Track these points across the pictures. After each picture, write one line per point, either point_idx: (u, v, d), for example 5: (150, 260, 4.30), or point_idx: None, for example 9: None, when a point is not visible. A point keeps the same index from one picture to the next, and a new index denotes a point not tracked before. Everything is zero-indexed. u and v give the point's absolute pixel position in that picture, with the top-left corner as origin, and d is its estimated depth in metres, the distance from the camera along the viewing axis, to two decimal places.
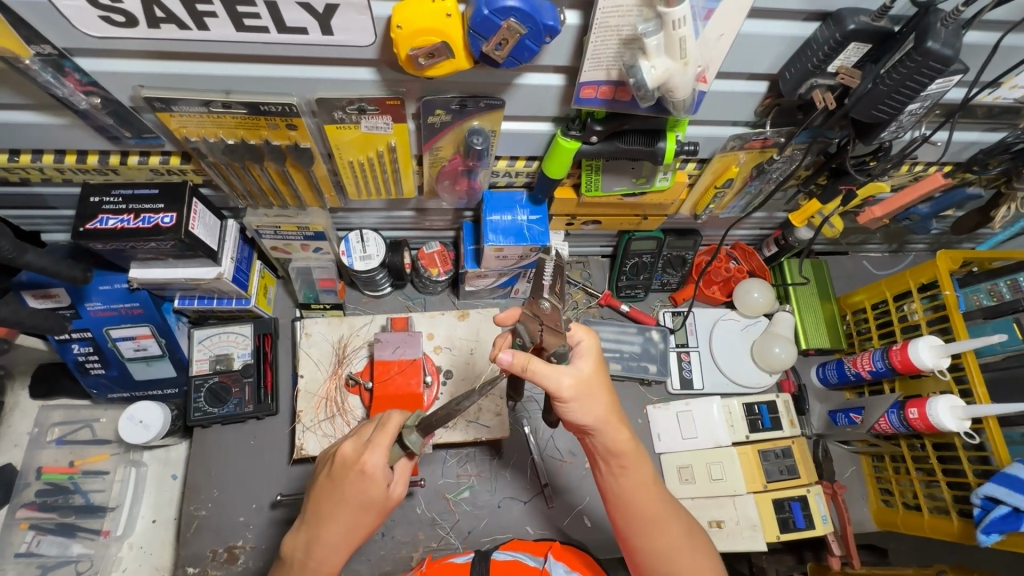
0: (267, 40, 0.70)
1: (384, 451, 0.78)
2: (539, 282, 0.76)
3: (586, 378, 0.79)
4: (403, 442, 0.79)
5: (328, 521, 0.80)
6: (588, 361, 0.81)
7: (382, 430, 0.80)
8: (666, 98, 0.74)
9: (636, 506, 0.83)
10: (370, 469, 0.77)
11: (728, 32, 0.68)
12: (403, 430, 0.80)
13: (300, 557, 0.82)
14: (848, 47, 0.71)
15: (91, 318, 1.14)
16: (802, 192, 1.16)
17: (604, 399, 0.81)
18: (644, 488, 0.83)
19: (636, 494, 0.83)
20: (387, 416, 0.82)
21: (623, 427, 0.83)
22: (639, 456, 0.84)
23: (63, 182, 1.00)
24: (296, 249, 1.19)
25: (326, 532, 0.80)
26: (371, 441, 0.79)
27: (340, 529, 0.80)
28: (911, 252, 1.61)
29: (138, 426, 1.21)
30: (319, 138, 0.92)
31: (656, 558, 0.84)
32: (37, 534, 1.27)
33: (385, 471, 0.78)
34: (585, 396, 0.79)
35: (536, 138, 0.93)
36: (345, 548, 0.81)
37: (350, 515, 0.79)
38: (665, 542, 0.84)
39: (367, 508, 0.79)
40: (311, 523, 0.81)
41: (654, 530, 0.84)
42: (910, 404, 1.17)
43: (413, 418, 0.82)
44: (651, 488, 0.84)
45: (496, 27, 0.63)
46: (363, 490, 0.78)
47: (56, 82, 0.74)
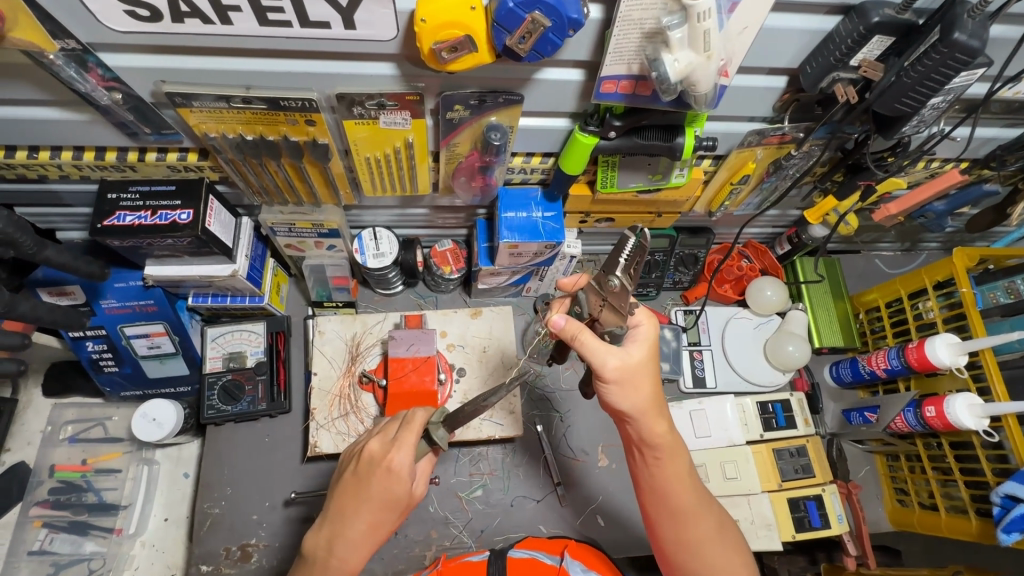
0: (289, 35, 0.70)
1: (410, 449, 0.80)
2: (613, 257, 0.77)
3: (632, 363, 0.80)
4: (430, 437, 0.81)
5: (353, 518, 0.80)
6: (638, 345, 0.81)
7: (407, 427, 0.82)
8: (688, 92, 0.73)
9: (669, 498, 0.84)
10: (396, 467, 0.78)
11: (752, 25, 0.68)
12: (430, 426, 0.81)
13: (322, 554, 0.81)
14: (872, 39, 0.71)
15: (105, 316, 1.15)
16: (818, 188, 1.15)
17: (646, 387, 0.81)
18: (679, 480, 0.83)
19: (671, 486, 0.83)
20: (411, 414, 0.83)
21: (663, 418, 0.83)
22: (675, 446, 0.83)
23: (80, 179, 1.00)
24: (310, 246, 1.19)
25: (350, 529, 0.80)
26: (398, 440, 0.80)
27: (364, 526, 0.80)
28: (924, 251, 1.60)
29: (152, 424, 1.21)
30: (337, 134, 0.92)
31: (688, 551, 0.84)
32: (50, 532, 1.27)
33: (411, 467, 0.80)
34: (627, 381, 0.80)
35: (553, 134, 0.93)
36: (367, 546, 0.81)
37: (375, 513, 0.80)
38: (695, 535, 0.83)
39: (391, 506, 0.79)
40: (334, 520, 0.81)
41: (686, 523, 0.83)
42: (927, 402, 1.17)
43: (438, 413, 0.83)
44: (686, 479, 0.84)
45: (520, 19, 0.63)
46: (389, 488, 0.78)
47: (79, 78, 0.74)
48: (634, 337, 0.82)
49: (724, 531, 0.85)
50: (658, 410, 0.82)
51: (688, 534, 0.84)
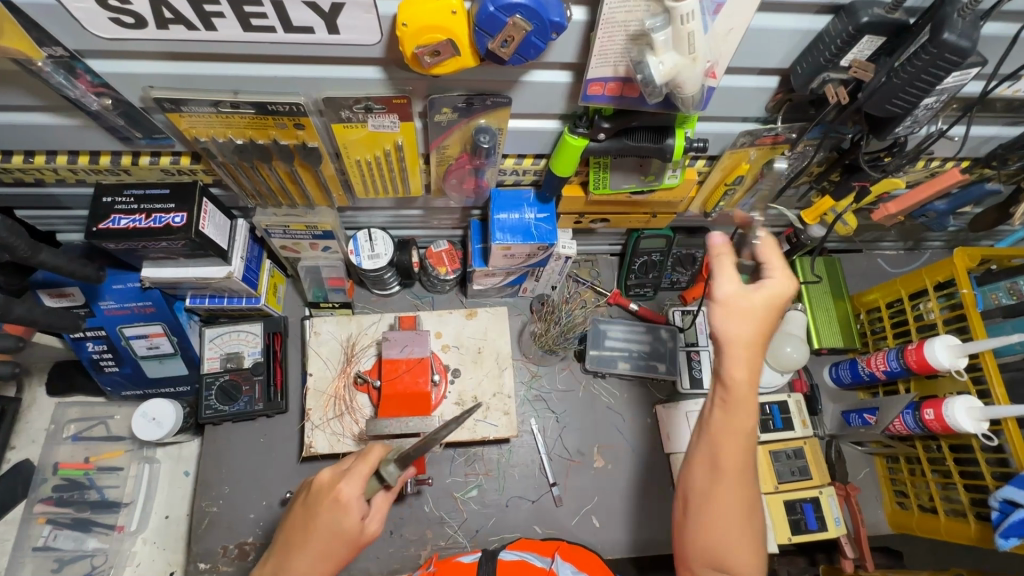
0: (273, 40, 0.70)
1: (360, 480, 0.80)
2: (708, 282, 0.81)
3: (741, 312, 0.74)
4: (381, 473, 0.81)
5: (298, 551, 0.79)
6: (747, 311, 0.75)
7: (362, 459, 0.82)
8: (674, 94, 0.73)
9: (721, 446, 0.75)
10: (343, 497, 0.79)
11: (738, 26, 0.67)
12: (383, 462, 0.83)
13: None
14: (862, 39, 0.70)
15: (105, 317, 1.16)
16: (814, 188, 1.14)
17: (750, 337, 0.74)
18: (733, 439, 0.75)
19: (726, 437, 0.75)
20: (368, 448, 0.84)
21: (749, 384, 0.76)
22: (748, 405, 0.75)
23: (77, 182, 1.01)
24: (305, 248, 1.19)
25: (295, 562, 0.78)
26: (348, 470, 0.81)
27: (308, 559, 0.78)
28: (927, 250, 1.58)
29: (151, 423, 1.22)
30: (327, 137, 0.92)
31: (709, 539, 0.74)
32: (54, 529, 1.29)
33: (360, 500, 0.80)
34: (731, 335, 0.74)
35: (544, 136, 0.93)
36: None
37: (320, 547, 0.78)
38: (722, 512, 0.74)
39: (337, 539, 0.78)
40: (280, 552, 0.81)
41: (721, 492, 0.74)
42: (926, 405, 1.15)
43: (393, 452, 0.85)
44: (737, 443, 0.75)
45: (501, 24, 0.63)
46: (335, 520, 0.78)
47: (68, 83, 0.75)
48: (752, 288, 0.76)
49: (759, 518, 0.75)
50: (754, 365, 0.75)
51: (722, 505, 0.74)
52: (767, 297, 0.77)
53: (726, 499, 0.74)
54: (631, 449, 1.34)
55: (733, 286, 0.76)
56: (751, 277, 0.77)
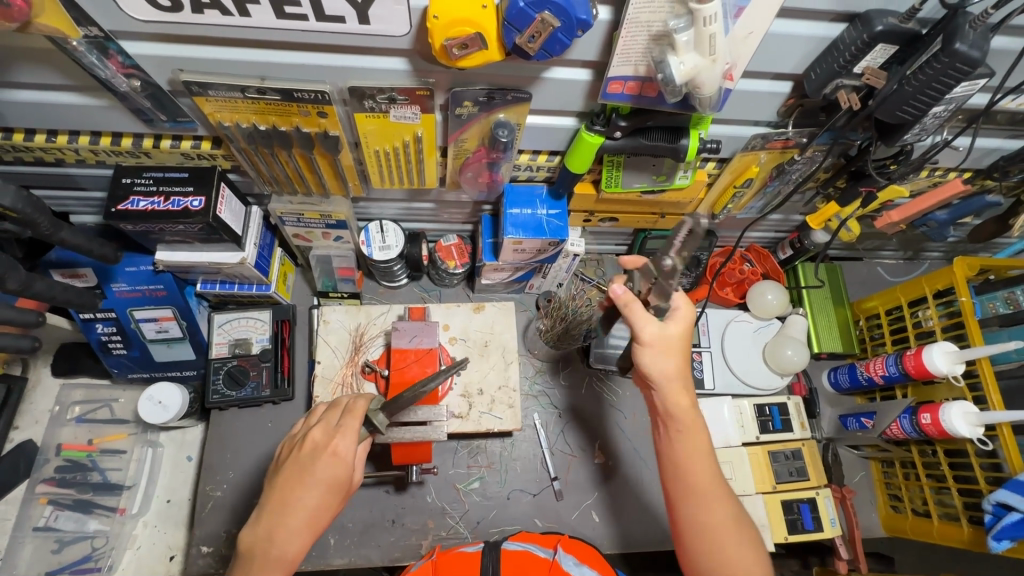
0: (304, 28, 0.72)
1: (354, 433, 0.86)
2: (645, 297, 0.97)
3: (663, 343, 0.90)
4: (371, 422, 0.91)
5: (297, 504, 0.82)
6: (671, 330, 0.91)
7: (352, 414, 0.88)
8: (693, 94, 0.75)
9: (685, 469, 0.88)
10: (340, 449, 0.84)
11: (757, 30, 0.69)
12: (370, 412, 0.91)
13: (262, 547, 0.81)
14: (876, 47, 0.72)
15: (116, 299, 1.17)
16: (821, 194, 1.16)
17: (671, 366, 0.90)
18: (693, 457, 0.88)
19: (684, 460, 0.88)
20: (353, 402, 0.90)
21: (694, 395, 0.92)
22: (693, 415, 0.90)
23: (96, 164, 1.03)
24: (317, 237, 1.21)
25: (293, 516, 0.82)
26: (341, 425, 0.86)
27: (307, 510, 0.82)
28: (926, 260, 1.61)
29: (158, 406, 1.23)
30: (348, 126, 0.94)
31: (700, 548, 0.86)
32: (55, 509, 1.30)
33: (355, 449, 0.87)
34: (659, 353, 0.90)
35: (560, 133, 0.95)
36: (309, 531, 0.83)
37: (317, 497, 0.83)
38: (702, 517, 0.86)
39: (335, 488, 0.84)
40: (275, 509, 0.83)
41: (694, 501, 0.87)
42: (922, 409, 1.18)
43: (375, 402, 0.93)
44: (694, 456, 0.88)
45: (531, 19, 0.65)
46: (332, 470, 0.83)
47: (100, 64, 0.76)
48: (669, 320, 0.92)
49: (734, 513, 0.87)
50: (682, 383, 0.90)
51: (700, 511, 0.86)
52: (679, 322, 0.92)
53: (696, 512, 0.87)
54: (631, 447, 1.36)
55: (648, 328, 0.90)
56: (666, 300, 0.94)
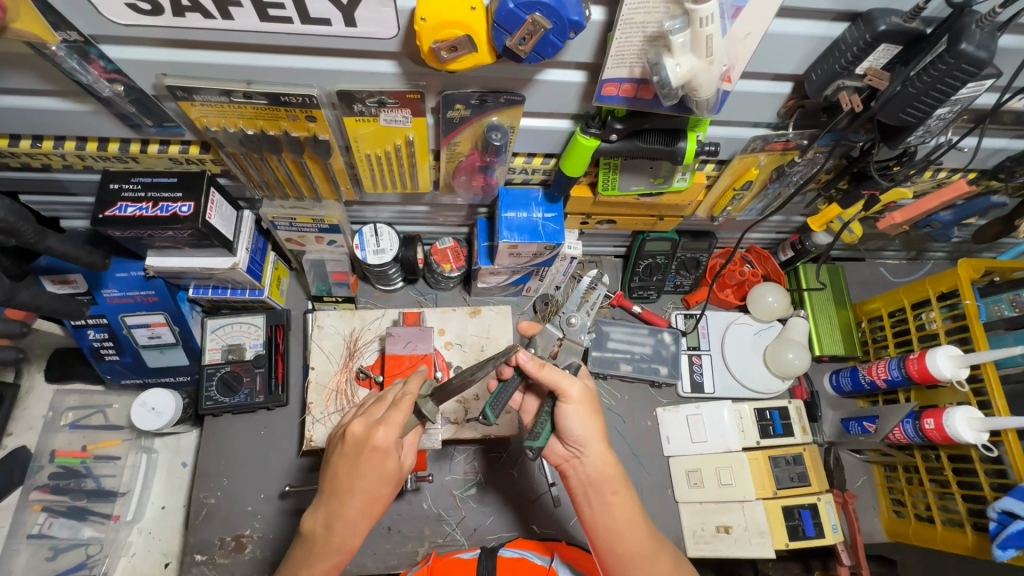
0: (289, 31, 0.70)
1: (397, 426, 0.81)
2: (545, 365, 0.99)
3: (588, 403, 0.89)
4: (420, 410, 0.85)
5: (348, 498, 0.80)
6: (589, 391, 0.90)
7: (396, 406, 0.82)
8: (689, 97, 0.73)
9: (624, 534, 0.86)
10: (382, 443, 0.79)
11: (755, 31, 0.67)
12: (419, 400, 0.86)
13: (320, 533, 0.81)
14: (878, 48, 0.70)
15: (107, 305, 1.16)
16: (822, 196, 1.14)
17: (592, 426, 0.88)
18: (628, 519, 0.87)
19: (621, 522, 0.86)
20: (397, 395, 0.84)
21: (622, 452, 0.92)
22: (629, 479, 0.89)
23: (84, 169, 1.01)
24: (310, 241, 1.19)
25: (347, 508, 0.80)
26: (383, 418, 0.81)
27: (358, 503, 0.80)
28: (930, 260, 1.59)
29: (151, 413, 1.22)
30: (338, 130, 0.92)
31: None
32: (48, 517, 1.27)
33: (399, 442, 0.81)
34: (582, 414, 0.88)
35: (555, 135, 0.93)
36: (364, 522, 0.81)
37: (368, 491, 0.80)
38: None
39: (384, 481, 0.80)
40: (330, 500, 0.81)
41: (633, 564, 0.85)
42: (926, 414, 1.16)
43: (426, 388, 0.88)
44: (631, 517, 0.87)
45: (521, 21, 0.62)
46: (378, 464, 0.80)
47: (81, 69, 0.74)
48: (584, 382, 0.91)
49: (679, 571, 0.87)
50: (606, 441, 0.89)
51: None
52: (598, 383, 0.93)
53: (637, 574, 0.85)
54: (630, 452, 1.34)
55: (574, 385, 0.87)
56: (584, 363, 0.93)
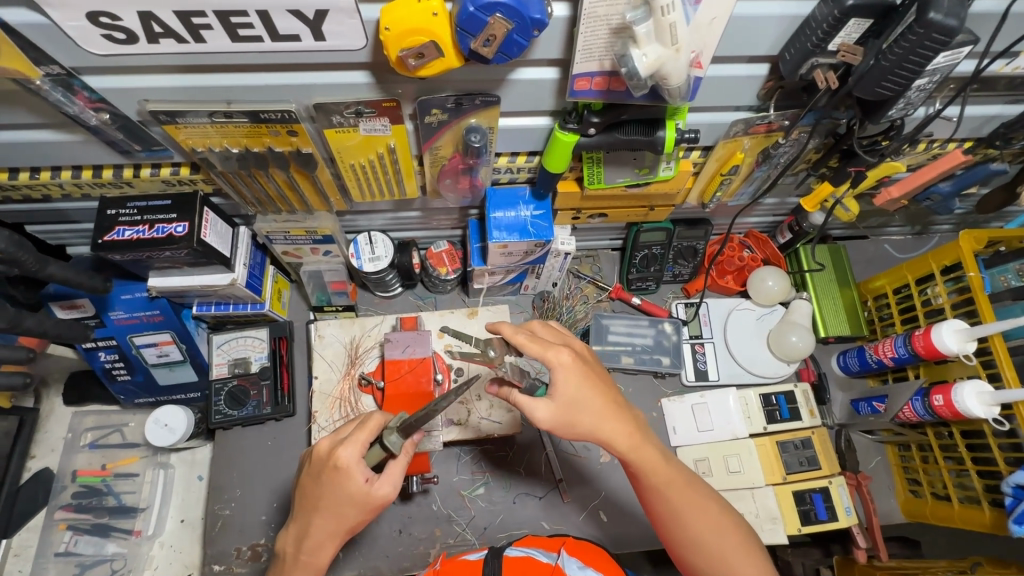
0: (261, 50, 0.71)
1: (359, 446, 0.82)
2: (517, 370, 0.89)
3: (564, 393, 0.81)
4: (384, 442, 0.83)
5: (313, 516, 0.84)
6: (563, 380, 0.81)
7: (362, 428, 0.84)
8: (660, 86, 0.72)
9: (659, 503, 0.85)
10: (343, 462, 0.81)
11: (720, 15, 0.66)
12: (385, 431, 0.83)
13: (291, 551, 0.86)
14: (848, 23, 0.70)
15: (115, 327, 1.19)
16: (813, 175, 1.12)
17: (594, 401, 0.83)
18: (669, 478, 0.84)
19: (663, 482, 0.84)
20: (367, 418, 0.86)
21: (620, 418, 0.84)
22: (643, 446, 0.84)
23: (82, 197, 1.04)
24: (306, 253, 1.21)
25: (312, 527, 0.84)
26: (346, 438, 0.83)
27: (323, 523, 0.83)
28: (935, 234, 1.56)
29: (163, 429, 1.25)
30: (321, 143, 0.94)
31: (712, 560, 0.83)
32: (75, 534, 1.34)
33: (361, 464, 0.82)
34: (571, 402, 0.82)
35: (535, 133, 0.93)
36: (331, 541, 0.84)
37: (332, 511, 0.82)
38: (705, 530, 0.84)
39: (348, 503, 0.82)
40: (300, 518, 0.86)
41: (688, 520, 0.84)
42: (934, 391, 1.14)
43: (396, 420, 0.85)
44: (670, 478, 0.85)
45: (482, 23, 0.63)
46: (340, 484, 0.81)
47: (67, 100, 0.77)
48: (552, 377, 0.82)
49: (724, 514, 0.86)
50: (615, 408, 0.84)
51: (697, 537, 0.84)
52: (573, 358, 0.83)
53: (695, 529, 0.84)
54: None
55: (540, 407, 0.82)
56: (546, 350, 0.82)
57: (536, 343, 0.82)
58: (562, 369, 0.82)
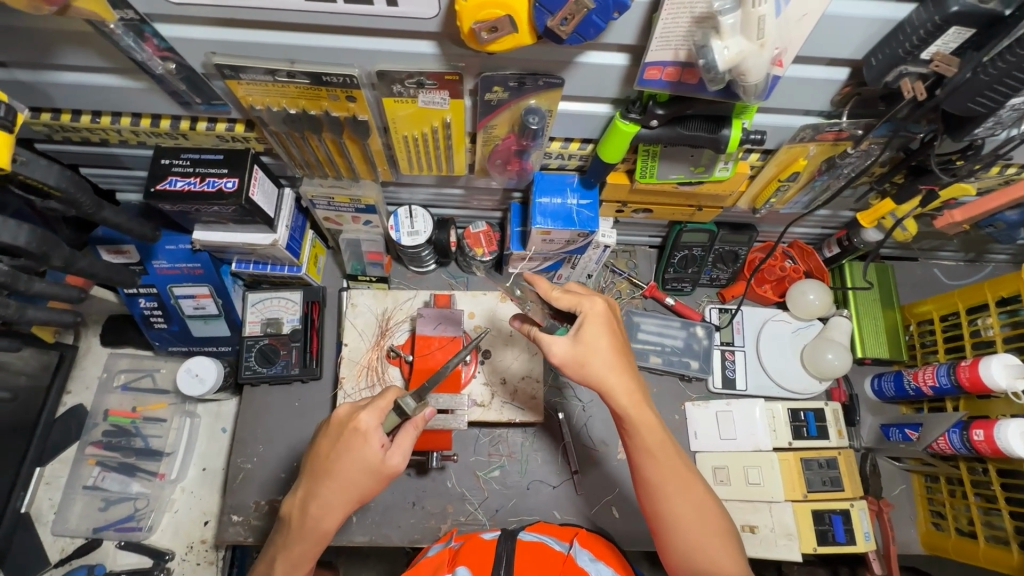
0: (331, 10, 0.70)
1: (378, 412, 0.85)
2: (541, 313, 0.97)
3: (586, 338, 0.86)
4: (400, 407, 0.86)
5: (325, 481, 0.85)
6: (590, 326, 0.86)
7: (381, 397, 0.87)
8: (737, 82, 0.69)
9: (647, 467, 0.86)
10: (362, 426, 0.84)
11: (813, 11, 0.63)
12: (401, 399, 0.86)
13: (297, 514, 0.88)
14: (948, 31, 0.65)
15: (157, 275, 1.22)
16: (875, 190, 1.08)
17: (610, 352, 0.86)
18: (660, 445, 0.86)
19: (654, 447, 0.86)
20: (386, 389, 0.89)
21: (630, 378, 0.87)
22: (644, 407, 0.86)
23: (138, 144, 1.06)
24: (347, 220, 1.21)
25: (323, 491, 0.85)
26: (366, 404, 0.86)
27: (334, 488, 0.84)
28: (990, 263, 1.49)
29: (194, 379, 1.28)
30: (377, 111, 0.93)
31: (688, 541, 0.85)
32: (102, 470, 1.39)
33: (378, 430, 0.85)
34: (587, 351, 0.86)
35: (594, 120, 0.91)
36: (341, 508, 0.85)
37: (344, 477, 0.84)
38: (686, 508, 0.86)
39: (360, 467, 0.83)
40: (310, 482, 0.87)
41: (671, 492, 0.86)
42: (974, 425, 1.10)
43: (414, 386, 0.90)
44: (663, 443, 0.86)
45: (564, 1, 0.61)
46: (355, 448, 0.83)
47: (136, 47, 0.78)
48: (581, 325, 0.86)
49: (709, 500, 0.88)
50: (627, 367, 0.87)
51: (674, 505, 0.86)
52: (605, 311, 0.88)
53: (676, 502, 0.86)
54: None
55: (558, 344, 0.86)
56: (580, 301, 0.88)
57: (568, 295, 0.89)
58: (591, 317, 0.87)
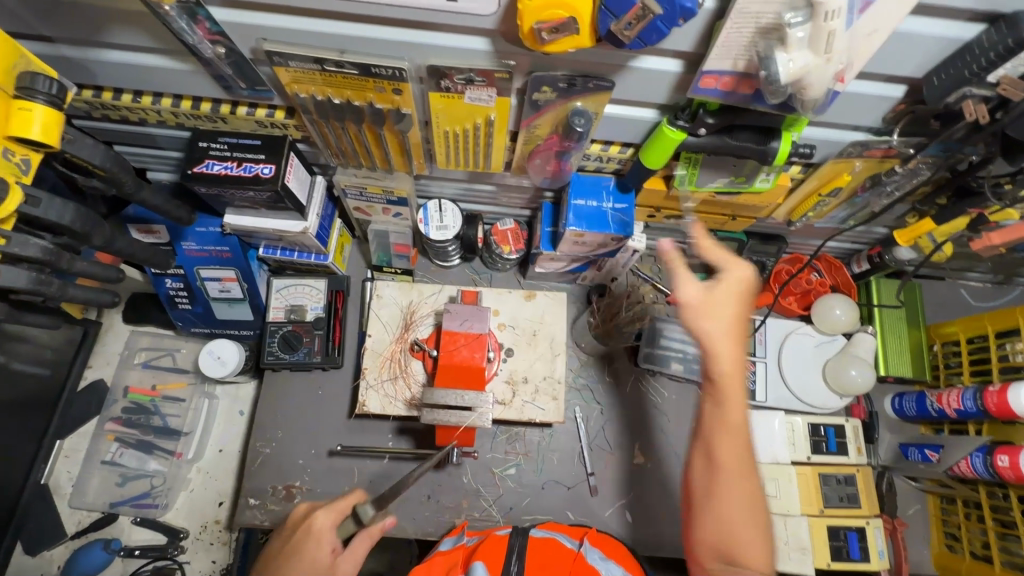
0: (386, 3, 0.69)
1: (334, 514, 0.85)
2: None
3: (714, 296, 0.80)
4: (358, 514, 0.83)
5: None
6: (723, 289, 0.80)
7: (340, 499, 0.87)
8: (795, 96, 0.69)
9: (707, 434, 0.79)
10: (316, 526, 0.84)
11: (883, 28, 0.62)
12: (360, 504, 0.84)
13: None
14: (1019, 55, 0.64)
15: (185, 257, 1.22)
16: (915, 209, 1.07)
17: (731, 316, 0.79)
18: (727, 415, 0.78)
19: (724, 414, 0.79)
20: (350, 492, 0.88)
21: (742, 346, 0.79)
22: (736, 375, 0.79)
23: (176, 125, 1.05)
24: (376, 212, 1.21)
25: None
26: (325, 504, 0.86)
27: None
28: (1020, 286, 1.47)
29: (217, 361, 1.28)
30: (420, 105, 0.92)
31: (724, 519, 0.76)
32: (121, 446, 1.40)
33: (332, 534, 0.84)
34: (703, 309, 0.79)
35: (639, 125, 0.90)
36: None
37: None
38: (737, 485, 0.77)
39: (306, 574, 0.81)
40: None
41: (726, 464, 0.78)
42: (999, 450, 1.11)
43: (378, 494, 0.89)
44: (741, 419, 0.78)
45: (630, 5, 0.60)
46: (306, 553, 0.82)
47: (188, 29, 0.77)
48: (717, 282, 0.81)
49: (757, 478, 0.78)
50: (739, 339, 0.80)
51: (727, 481, 0.77)
52: (750, 281, 0.81)
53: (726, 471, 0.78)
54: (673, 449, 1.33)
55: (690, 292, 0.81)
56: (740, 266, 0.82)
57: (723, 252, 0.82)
58: (731, 283, 0.81)
